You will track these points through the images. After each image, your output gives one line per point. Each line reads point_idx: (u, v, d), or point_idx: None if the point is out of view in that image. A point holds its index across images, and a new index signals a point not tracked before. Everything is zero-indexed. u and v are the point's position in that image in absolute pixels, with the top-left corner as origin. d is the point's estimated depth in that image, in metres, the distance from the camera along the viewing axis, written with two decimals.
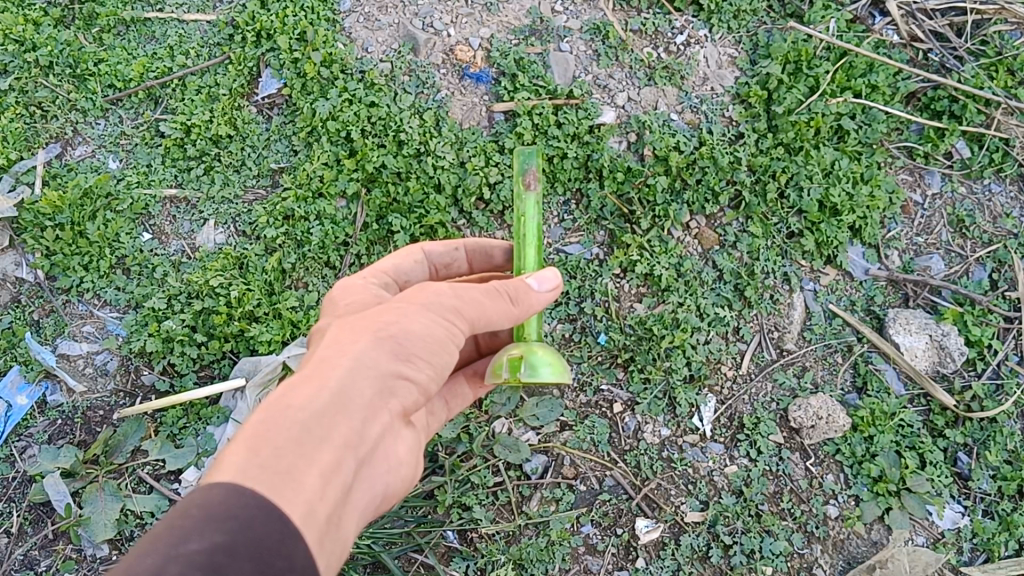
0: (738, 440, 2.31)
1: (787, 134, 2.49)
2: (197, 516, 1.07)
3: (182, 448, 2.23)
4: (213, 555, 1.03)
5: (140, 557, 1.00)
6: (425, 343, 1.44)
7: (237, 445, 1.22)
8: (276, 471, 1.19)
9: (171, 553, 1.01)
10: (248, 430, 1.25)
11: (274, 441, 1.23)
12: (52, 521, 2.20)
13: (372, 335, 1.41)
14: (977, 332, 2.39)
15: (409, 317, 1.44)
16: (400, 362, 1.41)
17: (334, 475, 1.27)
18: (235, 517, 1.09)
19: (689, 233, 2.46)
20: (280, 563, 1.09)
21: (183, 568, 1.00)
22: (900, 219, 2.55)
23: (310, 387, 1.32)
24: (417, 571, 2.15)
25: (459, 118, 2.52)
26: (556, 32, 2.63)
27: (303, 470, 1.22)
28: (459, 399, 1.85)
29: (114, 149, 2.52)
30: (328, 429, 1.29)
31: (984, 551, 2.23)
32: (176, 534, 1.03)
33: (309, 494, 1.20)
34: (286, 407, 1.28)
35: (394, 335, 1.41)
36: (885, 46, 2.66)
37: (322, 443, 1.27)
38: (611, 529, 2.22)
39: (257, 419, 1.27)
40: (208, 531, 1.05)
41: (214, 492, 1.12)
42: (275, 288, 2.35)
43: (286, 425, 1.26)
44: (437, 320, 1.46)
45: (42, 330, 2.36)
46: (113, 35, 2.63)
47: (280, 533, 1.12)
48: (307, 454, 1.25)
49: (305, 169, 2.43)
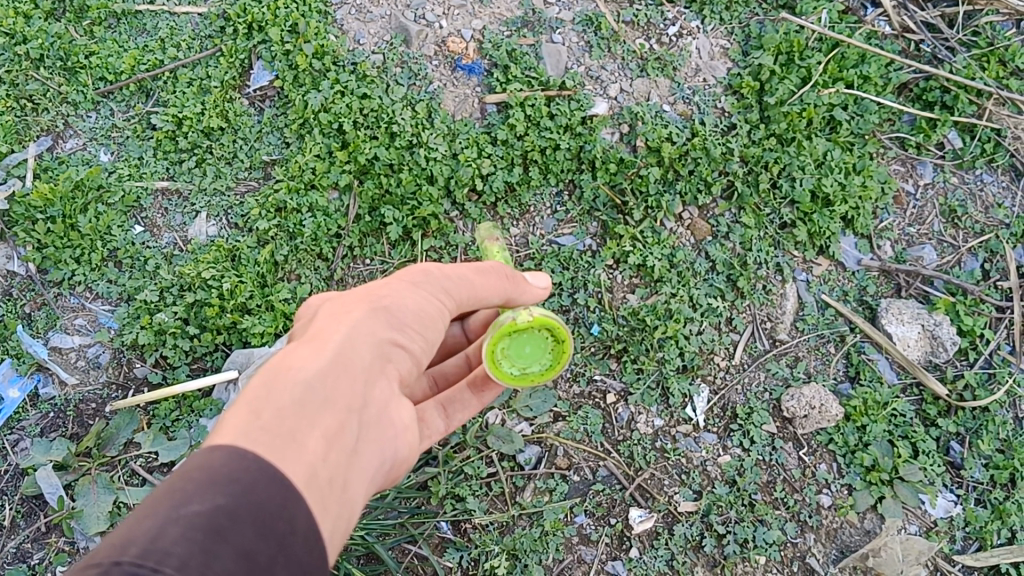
0: (731, 431, 2.31)
1: (779, 125, 2.49)
2: (199, 480, 1.05)
3: (175, 440, 2.23)
4: (214, 518, 1.01)
5: (141, 520, 0.99)
6: (419, 314, 1.49)
7: (237, 412, 1.22)
8: (278, 434, 1.19)
9: (171, 516, 0.99)
10: (247, 398, 1.25)
11: (275, 406, 1.23)
12: (44, 514, 2.20)
13: (366, 307, 1.44)
14: (969, 322, 2.40)
15: (402, 292, 1.49)
16: (395, 330, 1.44)
17: (335, 440, 1.27)
18: (238, 480, 1.07)
19: (682, 224, 2.46)
20: (282, 526, 1.07)
21: (184, 529, 0.98)
22: (892, 210, 2.55)
23: (308, 354, 1.34)
24: (410, 562, 2.15)
25: (451, 110, 2.52)
26: (548, 24, 2.63)
27: (306, 433, 1.22)
28: (462, 406, 1.80)
29: (106, 142, 2.51)
30: (328, 394, 1.30)
31: (976, 540, 2.24)
32: (178, 497, 1.02)
33: (311, 456, 1.20)
34: (285, 372, 1.29)
35: (389, 307, 1.45)
36: (877, 37, 2.67)
37: (322, 407, 1.28)
38: (605, 519, 2.22)
39: (255, 387, 1.27)
40: (208, 494, 1.03)
41: (215, 456, 1.11)
42: (267, 281, 2.34)
43: (287, 391, 1.26)
44: (429, 294, 1.52)
45: (33, 323, 2.35)
46: (103, 28, 2.61)
47: (283, 496, 1.10)
48: (309, 417, 1.25)
49: (297, 160, 2.42)
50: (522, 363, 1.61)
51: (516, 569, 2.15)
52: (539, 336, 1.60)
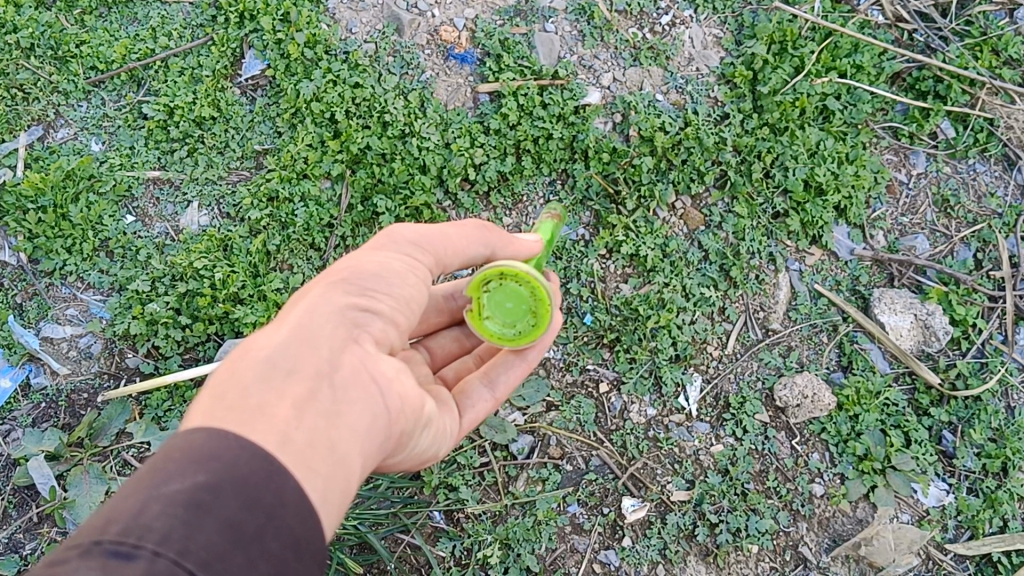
0: (723, 420, 2.31)
1: (772, 115, 2.49)
2: (179, 460, 1.06)
3: (167, 430, 2.23)
4: (195, 494, 1.01)
5: (124, 501, 0.99)
6: (382, 274, 1.50)
7: (203, 399, 1.23)
8: (244, 409, 1.20)
9: (151, 495, 1.00)
10: (214, 384, 1.27)
11: (238, 385, 1.25)
12: (36, 504, 2.19)
13: (322, 283, 1.46)
14: (962, 311, 2.40)
15: (356, 260, 1.51)
16: (355, 295, 1.45)
17: (309, 405, 1.27)
18: (217, 458, 1.08)
19: (675, 213, 2.46)
20: (269, 497, 1.07)
21: (165, 506, 0.99)
22: (885, 199, 2.55)
23: (271, 332, 1.36)
24: (403, 552, 2.15)
25: (444, 100, 2.52)
26: (541, 13, 2.62)
27: (274, 403, 1.23)
28: (506, 369, 1.80)
29: (97, 132, 2.50)
30: (295, 363, 1.31)
31: (968, 528, 2.24)
32: (157, 478, 1.03)
33: (282, 424, 1.21)
34: (246, 353, 1.31)
35: (346, 276, 1.47)
36: (870, 27, 2.68)
37: (290, 376, 1.29)
38: (598, 509, 2.22)
39: (221, 374, 1.29)
40: (188, 472, 1.04)
41: (193, 436, 1.12)
42: (259, 270, 2.34)
43: (248, 370, 1.28)
44: (382, 254, 1.53)
45: (25, 313, 2.34)
46: (94, 17, 2.60)
47: (267, 468, 1.11)
48: (276, 390, 1.26)
49: (289, 150, 2.41)
50: (524, 313, 1.56)
51: (509, 558, 2.15)
52: (497, 288, 1.55)
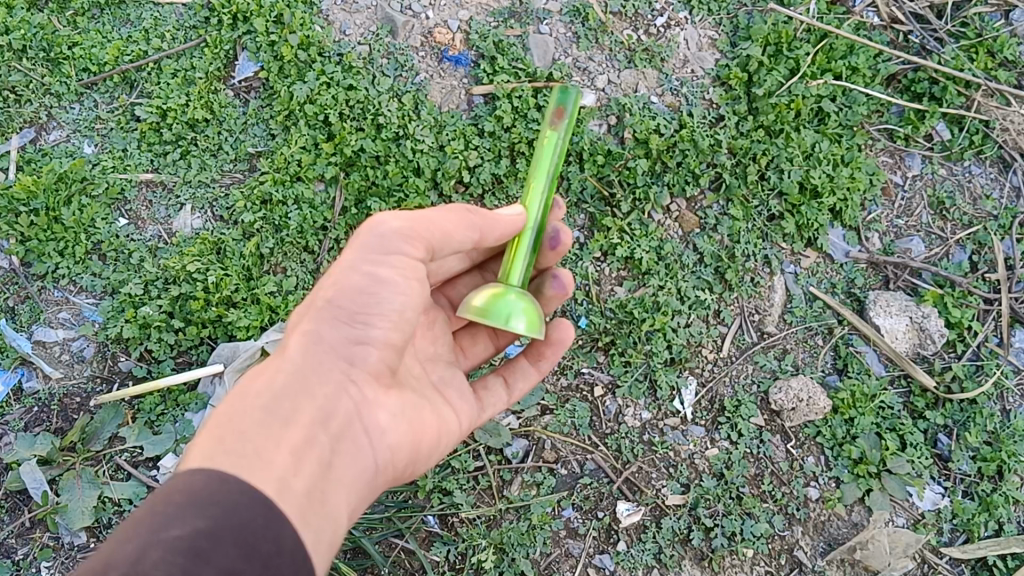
0: (718, 423, 2.30)
1: (767, 117, 2.48)
2: (178, 502, 1.12)
3: (160, 435, 2.21)
4: (195, 540, 1.07)
5: (124, 544, 1.05)
6: (373, 290, 1.44)
7: (203, 439, 1.29)
8: (242, 454, 1.25)
9: (152, 540, 1.05)
10: (214, 423, 1.33)
11: (237, 428, 1.30)
12: (28, 509, 2.17)
13: (316, 310, 1.45)
14: (957, 314, 2.39)
15: (346, 274, 1.45)
16: (348, 325, 1.43)
17: (306, 451, 1.32)
18: (217, 502, 1.14)
19: (670, 216, 2.45)
20: (266, 545, 1.13)
21: (164, 553, 1.04)
22: (880, 202, 2.54)
23: (268, 371, 1.39)
24: (397, 556, 2.14)
25: (438, 102, 2.51)
26: (535, 15, 2.61)
27: (271, 449, 1.28)
28: (521, 376, 1.82)
29: (89, 134, 2.48)
30: (291, 409, 1.35)
31: (964, 532, 2.23)
32: (157, 522, 1.08)
33: (279, 471, 1.25)
34: (244, 397, 1.35)
35: (336, 299, 1.44)
36: (865, 28, 2.67)
37: (286, 422, 1.33)
38: (592, 513, 2.21)
39: (220, 413, 1.34)
40: (188, 517, 1.09)
41: (194, 480, 1.17)
42: (252, 273, 2.32)
43: (246, 413, 1.32)
44: (372, 264, 1.45)
45: (17, 317, 2.33)
46: (87, 19, 2.59)
47: (263, 516, 1.17)
48: (272, 434, 1.30)
49: (283, 153, 2.40)
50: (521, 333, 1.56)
51: (503, 563, 2.13)
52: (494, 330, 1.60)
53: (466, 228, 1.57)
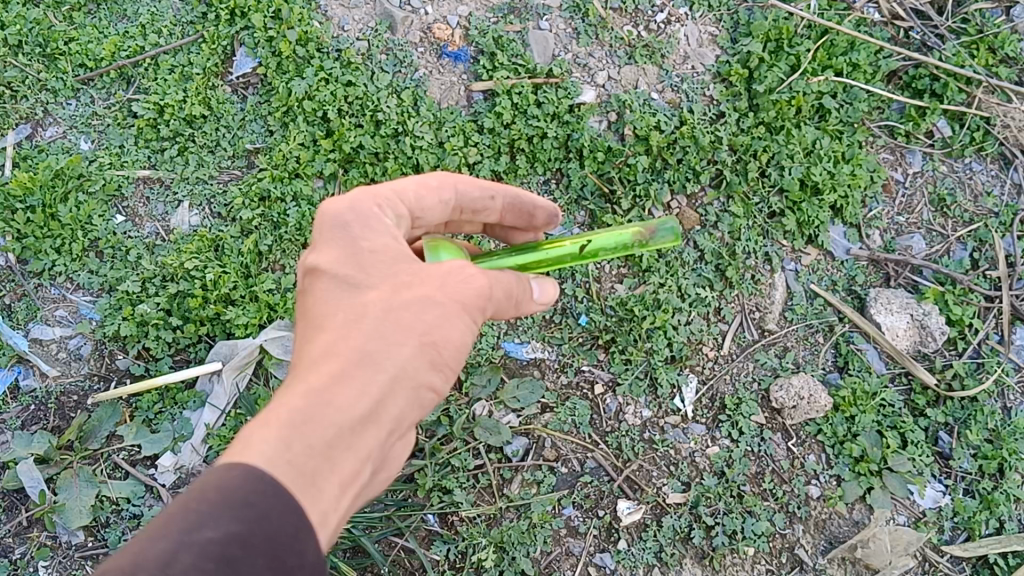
0: (719, 421, 2.29)
1: (768, 113, 2.47)
2: (214, 501, 1.08)
3: (158, 433, 2.20)
4: (227, 546, 1.05)
5: (153, 541, 1.03)
6: (457, 348, 1.39)
7: (268, 434, 1.19)
8: (303, 472, 1.18)
9: (184, 540, 1.04)
10: (283, 419, 1.21)
11: (307, 440, 1.20)
12: (26, 508, 2.16)
13: (416, 340, 1.34)
14: (958, 311, 2.39)
15: (450, 319, 1.37)
16: (433, 372, 1.37)
17: (353, 484, 1.26)
18: (253, 505, 1.10)
19: (670, 213, 2.44)
20: (292, 560, 1.11)
21: (195, 558, 1.03)
22: (881, 199, 2.53)
23: (354, 388, 1.27)
24: (397, 555, 2.13)
25: (437, 98, 2.49)
26: (534, 10, 2.60)
27: (328, 477, 1.21)
28: None
29: (86, 130, 2.47)
30: (358, 438, 1.26)
31: (965, 530, 2.23)
32: (191, 520, 1.05)
33: (326, 503, 1.20)
34: (322, 404, 1.24)
35: (437, 343, 1.36)
36: (866, 24, 2.66)
37: (350, 451, 1.25)
38: (593, 511, 2.20)
39: (290, 409, 1.22)
40: (224, 519, 1.07)
41: (241, 479, 1.12)
42: (251, 271, 2.31)
43: (321, 428, 1.22)
44: (469, 322, 1.39)
45: (13, 314, 2.31)
46: (83, 14, 2.57)
47: (298, 529, 1.13)
48: (333, 459, 1.23)
49: (281, 149, 2.39)
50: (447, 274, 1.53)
51: (503, 562, 2.13)
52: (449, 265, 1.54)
53: (512, 309, 1.50)
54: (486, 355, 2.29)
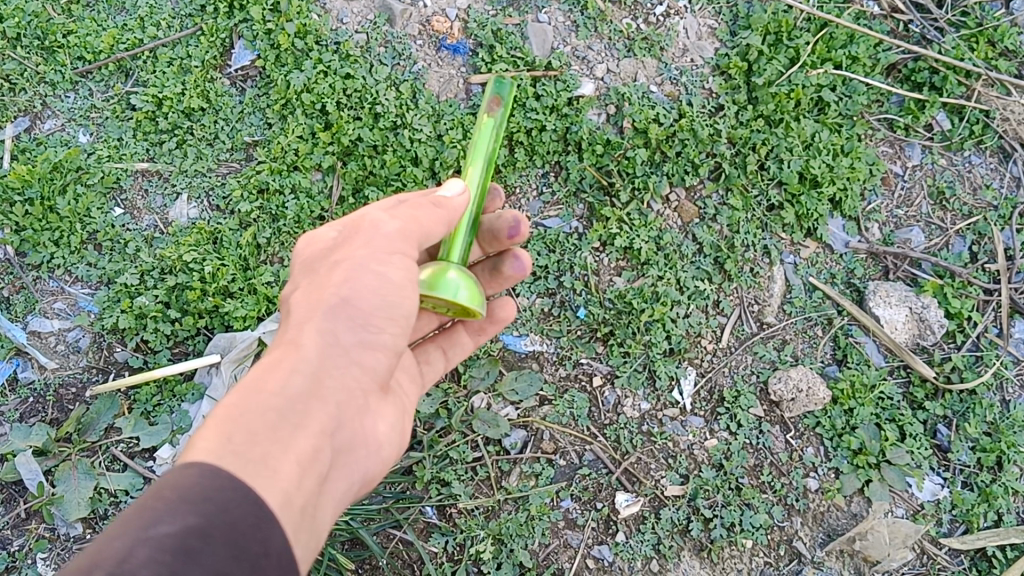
0: (717, 415, 2.29)
1: (767, 106, 2.47)
2: (170, 498, 1.06)
3: (156, 426, 2.19)
4: (185, 538, 1.02)
5: (112, 540, 1.00)
6: (385, 292, 1.41)
7: (208, 431, 1.22)
8: (250, 458, 1.19)
9: (140, 537, 1.01)
10: (219, 417, 1.24)
11: (247, 428, 1.23)
12: (24, 500, 2.16)
13: (336, 304, 1.38)
14: (957, 304, 2.38)
15: (358, 271, 1.41)
16: (361, 329, 1.39)
17: (311, 463, 1.27)
18: (211, 499, 1.08)
19: (668, 206, 2.44)
20: (255, 547, 1.08)
21: (152, 552, 0.99)
22: (880, 192, 2.53)
23: (284, 370, 1.31)
24: (395, 547, 2.13)
25: (436, 91, 2.50)
26: (534, 3, 2.59)
27: (278, 457, 1.22)
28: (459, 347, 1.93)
29: (84, 123, 2.46)
30: (302, 417, 1.29)
31: (963, 523, 2.23)
32: (148, 516, 1.03)
33: (285, 482, 1.20)
34: (256, 394, 1.28)
35: (359, 300, 1.39)
36: (866, 17, 2.65)
37: (297, 430, 1.27)
38: (591, 503, 2.20)
39: (229, 405, 1.26)
40: (180, 512, 1.04)
41: (190, 472, 1.11)
42: (249, 263, 2.31)
43: (260, 412, 1.25)
44: (382, 262, 1.42)
45: (12, 307, 2.31)
46: (81, 6, 2.56)
47: (256, 516, 1.11)
48: (281, 441, 1.24)
49: (280, 142, 2.39)
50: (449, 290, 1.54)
51: (501, 554, 2.13)
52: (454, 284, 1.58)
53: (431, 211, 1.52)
54: (485, 348, 2.29)
